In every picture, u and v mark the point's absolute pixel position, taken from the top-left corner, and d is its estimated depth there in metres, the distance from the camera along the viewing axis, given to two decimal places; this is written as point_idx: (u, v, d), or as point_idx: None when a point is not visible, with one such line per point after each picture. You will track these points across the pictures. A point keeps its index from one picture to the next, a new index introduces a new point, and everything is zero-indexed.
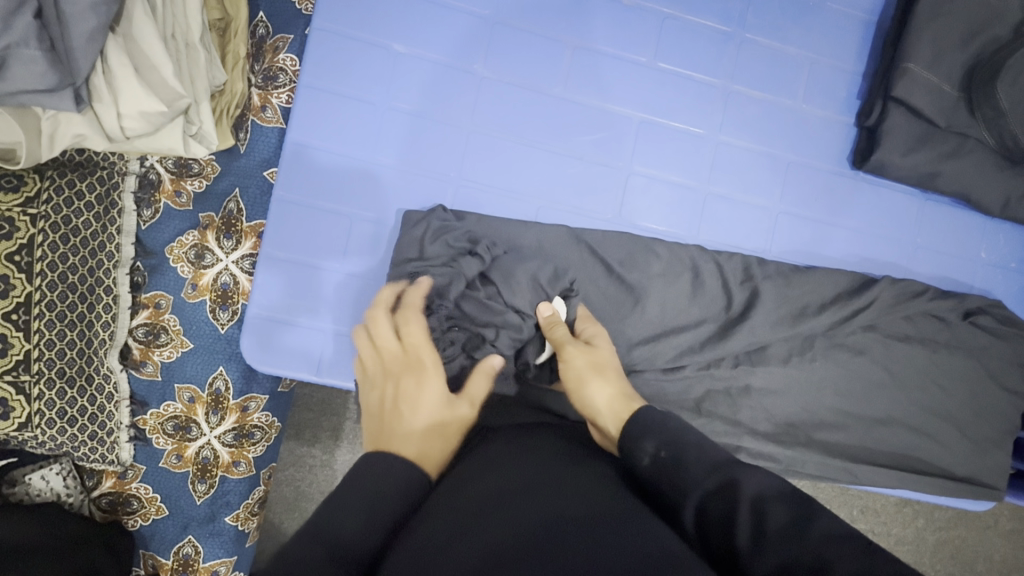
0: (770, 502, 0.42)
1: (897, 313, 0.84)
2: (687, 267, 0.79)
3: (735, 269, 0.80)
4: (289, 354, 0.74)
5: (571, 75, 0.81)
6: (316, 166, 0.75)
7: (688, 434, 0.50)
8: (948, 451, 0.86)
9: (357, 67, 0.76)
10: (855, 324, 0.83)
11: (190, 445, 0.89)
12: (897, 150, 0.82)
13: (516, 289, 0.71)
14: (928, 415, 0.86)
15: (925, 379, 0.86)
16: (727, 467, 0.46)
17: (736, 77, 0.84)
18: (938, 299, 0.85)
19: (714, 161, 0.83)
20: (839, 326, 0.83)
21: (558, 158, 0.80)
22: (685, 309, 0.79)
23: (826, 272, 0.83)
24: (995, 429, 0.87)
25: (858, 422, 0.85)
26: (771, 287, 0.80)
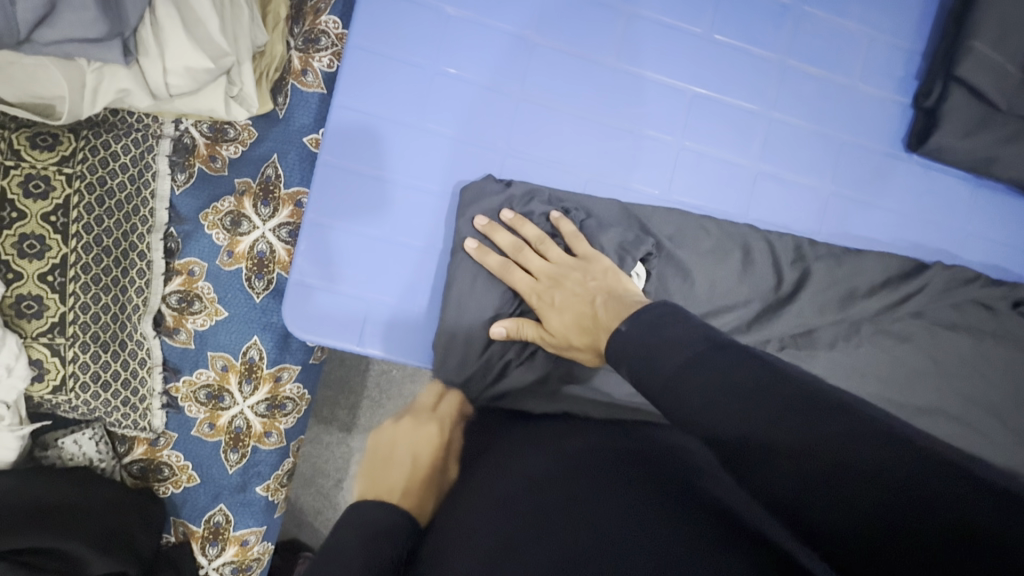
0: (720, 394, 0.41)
1: (944, 301, 0.83)
2: (736, 245, 0.77)
3: (787, 252, 0.78)
4: (332, 324, 0.72)
5: (623, 43, 0.77)
6: (365, 132, 0.72)
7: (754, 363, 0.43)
8: (992, 443, 0.85)
9: (405, 29, 0.72)
10: (902, 311, 0.82)
11: (222, 414, 0.88)
12: (954, 133, 0.79)
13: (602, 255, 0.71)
14: (972, 406, 0.85)
15: (969, 369, 0.85)
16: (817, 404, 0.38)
17: (792, 51, 0.80)
18: (988, 287, 0.83)
19: (767, 140, 0.80)
20: (885, 312, 0.82)
21: (606, 132, 0.78)
22: (735, 286, 0.76)
23: (877, 255, 0.81)
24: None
25: (902, 411, 0.83)
26: (823, 269, 0.78)
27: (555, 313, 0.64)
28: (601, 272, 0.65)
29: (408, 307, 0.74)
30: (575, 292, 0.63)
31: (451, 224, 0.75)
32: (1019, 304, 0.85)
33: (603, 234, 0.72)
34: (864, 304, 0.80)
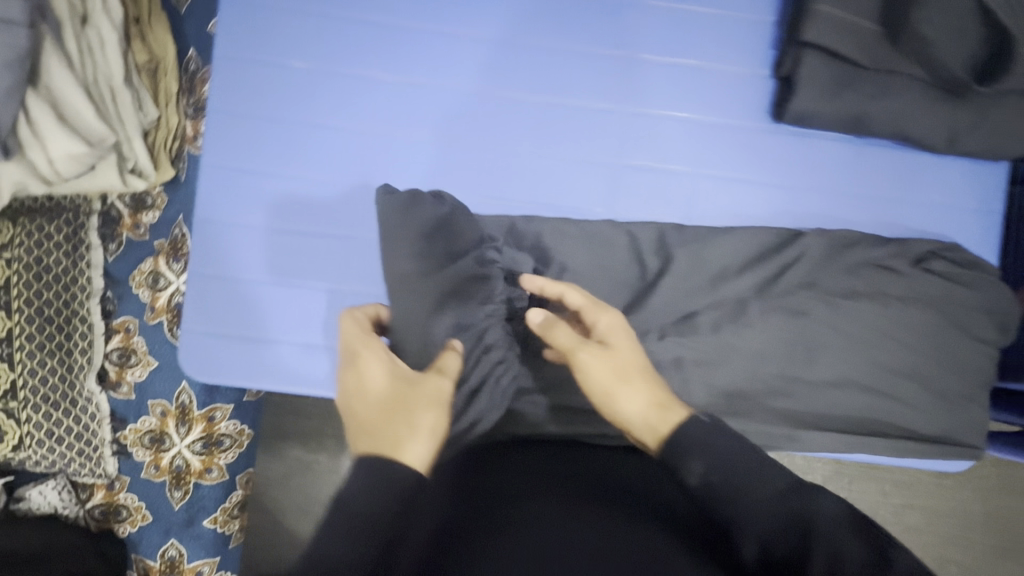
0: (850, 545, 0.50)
1: (833, 267, 0.80)
2: (596, 243, 0.80)
3: (647, 244, 0.80)
4: (225, 363, 0.79)
5: (469, 66, 0.81)
6: (237, 186, 0.79)
7: (738, 473, 0.56)
8: (910, 410, 0.80)
9: (257, 86, 0.78)
10: (787, 284, 0.79)
11: (164, 455, 0.96)
12: (817, 98, 0.76)
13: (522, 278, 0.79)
14: (886, 374, 0.80)
15: (878, 336, 0.80)
16: (806, 522, 0.52)
17: (636, 46, 0.81)
18: (878, 249, 0.80)
19: (624, 135, 0.82)
20: (770, 287, 0.80)
21: (462, 151, 0.81)
22: (596, 284, 0.79)
23: (750, 231, 0.80)
24: (964, 383, 0.80)
25: (808, 386, 0.80)
26: (686, 253, 0.79)
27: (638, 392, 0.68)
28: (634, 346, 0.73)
29: (292, 340, 0.80)
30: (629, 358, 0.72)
31: (324, 260, 0.80)
32: (919, 262, 0.80)
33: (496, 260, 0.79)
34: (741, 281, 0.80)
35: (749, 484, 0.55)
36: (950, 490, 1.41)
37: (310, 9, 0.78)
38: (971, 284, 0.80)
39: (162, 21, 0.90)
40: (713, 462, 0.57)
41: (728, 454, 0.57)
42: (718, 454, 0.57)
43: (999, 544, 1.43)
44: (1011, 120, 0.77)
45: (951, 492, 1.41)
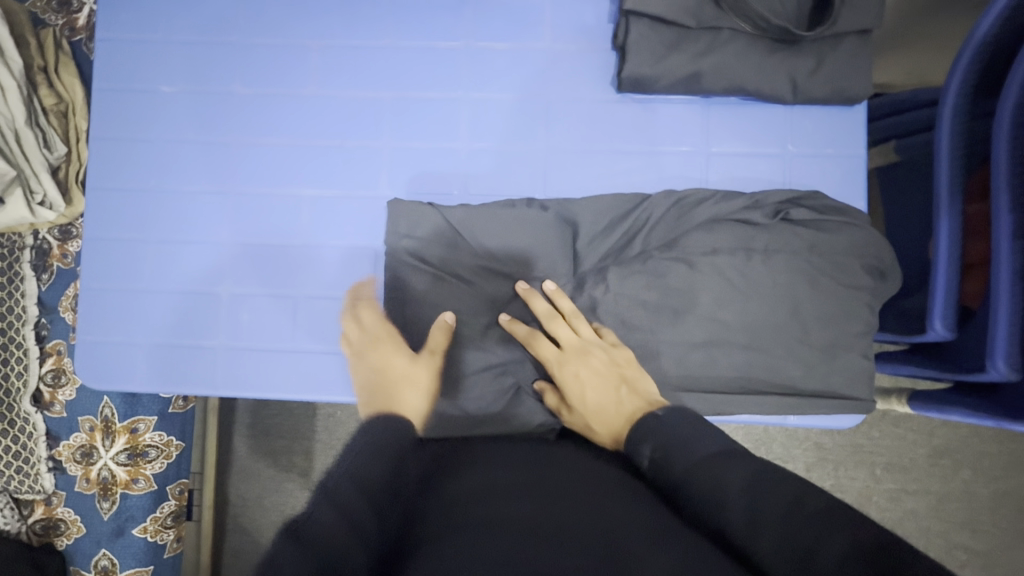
0: (766, 489, 0.49)
1: (688, 227, 0.79)
2: (441, 223, 0.79)
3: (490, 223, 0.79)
4: (112, 370, 0.84)
5: (321, 71, 0.86)
6: (116, 204, 0.86)
7: (676, 434, 0.57)
8: (796, 365, 0.77)
9: (130, 112, 0.86)
10: (642, 247, 0.79)
11: (93, 468, 1.02)
12: (646, 61, 0.78)
13: (459, 254, 0.79)
14: (759, 329, 0.76)
15: (744, 293, 0.77)
16: (715, 461, 0.53)
17: (476, 35, 0.85)
18: (736, 201, 0.79)
19: (472, 120, 0.85)
20: (623, 252, 0.79)
21: (321, 151, 0.85)
22: (446, 266, 0.79)
23: (604, 198, 0.81)
24: (847, 329, 0.77)
25: (672, 347, 0.76)
26: (534, 228, 0.79)
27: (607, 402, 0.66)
28: (591, 361, 0.71)
29: (168, 342, 0.84)
30: (598, 370, 0.70)
31: (196, 266, 0.85)
32: (773, 210, 0.79)
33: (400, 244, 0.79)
34: (593, 246, 0.80)
35: (674, 456, 0.55)
36: (943, 469, 1.30)
37: (174, 39, 0.86)
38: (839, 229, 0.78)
39: (69, 69, 1.01)
40: (657, 439, 0.57)
41: (674, 431, 0.57)
42: (661, 432, 0.58)
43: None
44: (846, 61, 0.77)
45: (944, 471, 1.30)
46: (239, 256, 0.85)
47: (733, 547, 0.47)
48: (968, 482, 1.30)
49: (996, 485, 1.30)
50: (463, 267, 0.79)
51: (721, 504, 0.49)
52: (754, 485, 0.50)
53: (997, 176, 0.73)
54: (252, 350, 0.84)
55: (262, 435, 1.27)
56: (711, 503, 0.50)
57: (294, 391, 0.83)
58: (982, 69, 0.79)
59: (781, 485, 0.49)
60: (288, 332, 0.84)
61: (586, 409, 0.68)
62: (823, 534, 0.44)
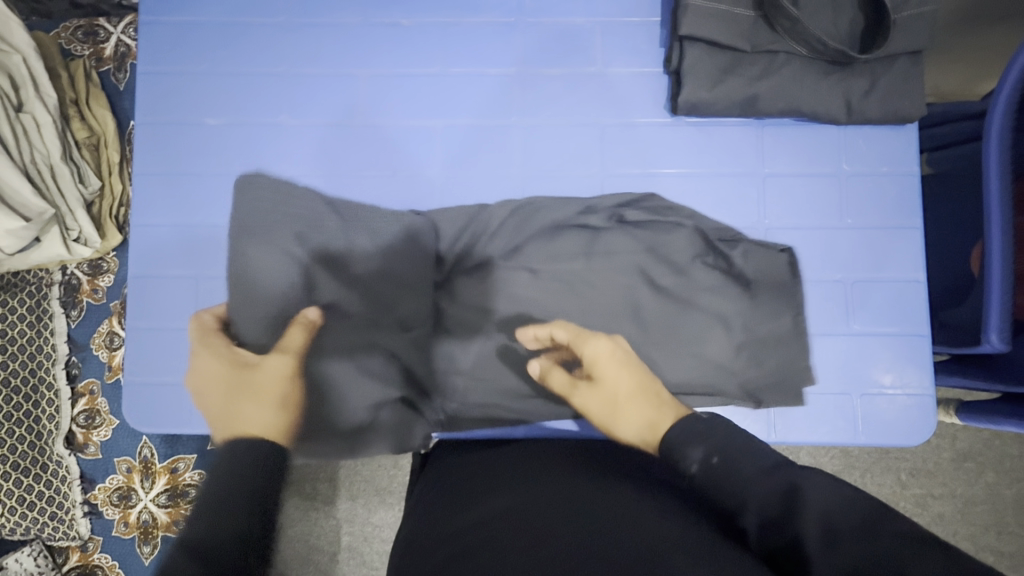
0: (833, 507, 0.48)
1: (711, 257, 0.81)
2: (484, 241, 0.82)
3: (503, 242, 0.82)
4: (162, 411, 0.82)
5: (368, 100, 0.84)
6: (160, 241, 0.83)
7: (737, 443, 0.58)
8: (728, 361, 0.79)
9: (174, 146, 0.84)
10: (673, 271, 0.81)
11: (132, 511, 0.98)
12: (702, 86, 0.78)
13: (507, 275, 0.82)
14: (781, 359, 0.79)
15: (770, 321, 0.80)
16: (784, 474, 0.53)
17: (527, 61, 0.84)
18: (663, 204, 0.82)
19: (525, 146, 0.84)
20: (655, 273, 0.81)
21: (370, 181, 0.84)
22: (421, 276, 0.82)
23: (604, 202, 0.83)
24: (773, 326, 0.79)
25: (697, 375, 0.78)
26: (560, 238, 0.82)
27: (630, 409, 0.73)
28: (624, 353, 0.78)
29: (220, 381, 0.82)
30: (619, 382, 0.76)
31: (240, 303, 0.82)
32: (714, 225, 0.82)
33: (453, 264, 0.82)
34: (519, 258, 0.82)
35: (730, 474, 0.55)
36: (969, 472, 1.32)
37: (219, 70, 0.84)
38: (874, 236, 0.80)
39: (101, 100, 0.98)
40: (713, 458, 0.57)
41: (739, 443, 0.58)
42: (720, 440, 0.59)
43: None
44: (900, 83, 0.78)
45: (970, 475, 1.31)
46: (277, 283, 0.82)
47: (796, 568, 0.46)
48: (993, 484, 1.31)
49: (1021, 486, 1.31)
50: (511, 283, 0.82)
51: (785, 521, 0.49)
52: (827, 503, 0.49)
53: None
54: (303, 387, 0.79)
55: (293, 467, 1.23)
56: (778, 522, 0.49)
57: (325, 420, 0.79)
58: None
59: (861, 506, 0.48)
60: (342, 362, 0.80)
61: (614, 397, 0.74)
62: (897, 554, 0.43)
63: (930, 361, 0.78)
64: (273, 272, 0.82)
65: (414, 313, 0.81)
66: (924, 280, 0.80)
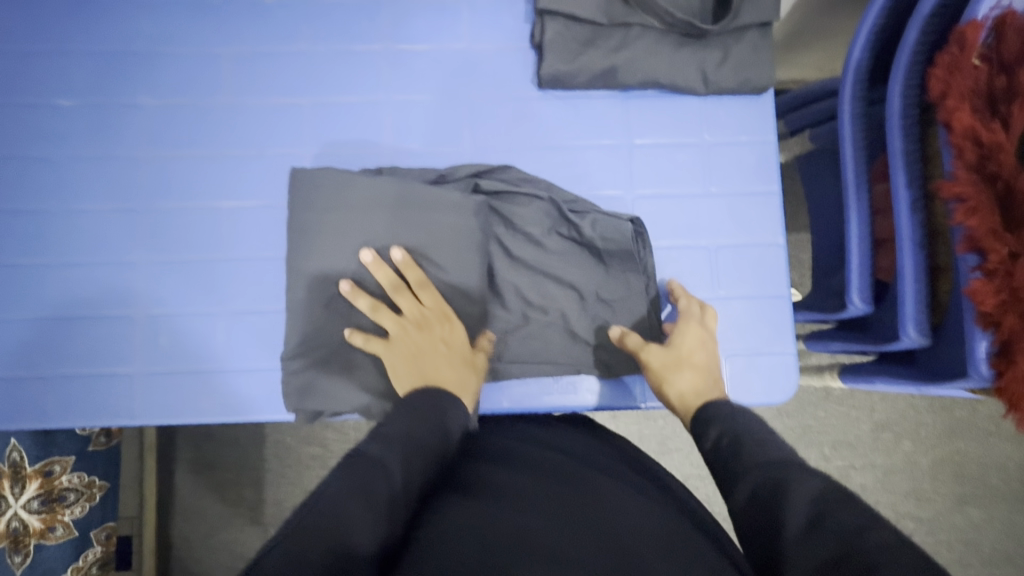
0: (833, 506, 0.46)
1: (566, 227, 0.79)
2: (326, 214, 0.75)
3: (349, 215, 0.75)
4: (15, 406, 0.77)
5: (233, 80, 0.83)
6: (12, 228, 0.80)
7: (752, 430, 0.58)
8: (581, 333, 0.79)
9: (26, 130, 0.80)
10: (529, 242, 0.79)
11: (0, 520, 0.91)
12: (562, 60, 0.79)
13: (351, 245, 0.75)
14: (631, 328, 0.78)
15: (624, 290, 0.79)
16: (785, 466, 0.51)
17: (395, 37, 0.84)
18: (519, 176, 0.81)
19: (395, 123, 0.84)
20: (509, 245, 0.79)
21: (237, 161, 0.82)
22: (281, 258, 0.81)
23: (456, 173, 0.81)
24: (622, 296, 0.79)
25: (555, 345, 0.79)
26: (416, 207, 0.76)
27: (684, 375, 0.70)
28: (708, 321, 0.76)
29: (78, 373, 0.78)
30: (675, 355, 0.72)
31: (99, 292, 0.79)
32: (567, 197, 0.81)
33: (294, 238, 0.75)
34: (356, 233, 0.75)
35: (733, 464, 0.55)
36: (886, 442, 1.36)
37: (74, 51, 0.81)
38: (739, 203, 0.83)
39: None
40: (727, 451, 0.57)
41: (754, 429, 0.58)
42: (736, 424, 0.59)
43: (966, 493, 1.35)
44: (751, 54, 0.81)
45: (888, 445, 1.36)
46: (136, 272, 0.80)
47: (773, 561, 0.47)
48: (909, 453, 1.36)
49: (935, 453, 1.36)
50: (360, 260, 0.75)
51: (772, 512, 0.48)
52: (822, 496, 0.47)
53: (893, 152, 0.78)
54: (173, 369, 0.78)
55: (204, 472, 1.18)
56: (766, 510, 0.49)
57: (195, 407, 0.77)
58: (874, 52, 0.84)
59: (850, 506, 0.46)
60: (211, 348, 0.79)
61: (682, 357, 0.72)
62: (876, 562, 0.41)
63: (793, 322, 0.81)
64: (136, 259, 0.80)
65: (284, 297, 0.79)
66: (784, 244, 0.82)
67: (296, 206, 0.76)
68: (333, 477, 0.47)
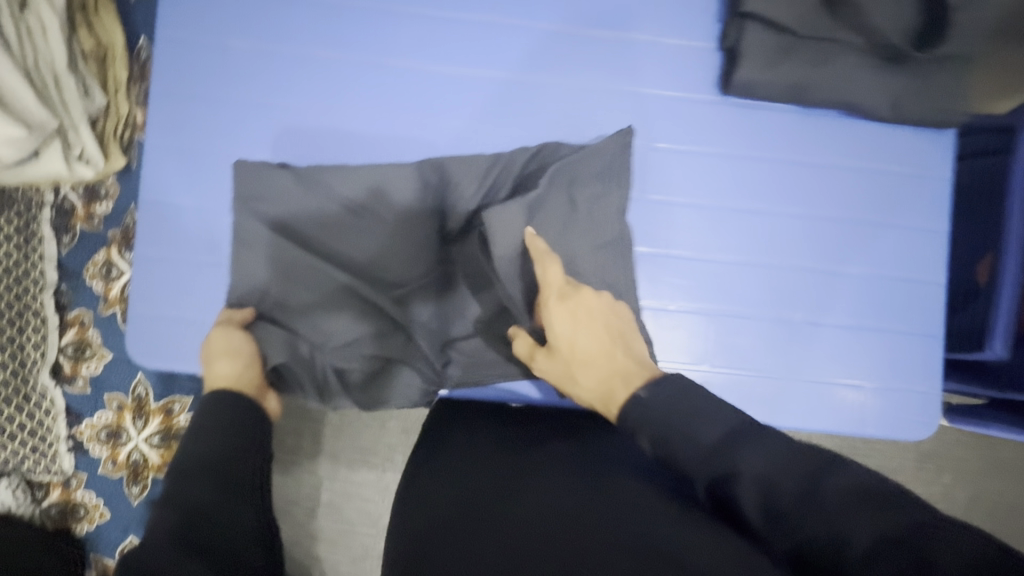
0: (780, 475, 0.49)
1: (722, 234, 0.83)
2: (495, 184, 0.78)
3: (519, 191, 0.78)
4: (170, 349, 0.77)
5: (409, 43, 0.81)
6: (175, 168, 0.78)
7: (672, 422, 0.55)
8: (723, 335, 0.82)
9: (195, 68, 0.78)
10: (685, 245, 0.83)
11: (121, 450, 0.94)
12: (758, 67, 0.77)
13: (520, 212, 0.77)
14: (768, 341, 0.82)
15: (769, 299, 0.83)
16: (723, 452, 0.52)
17: (582, 20, 0.82)
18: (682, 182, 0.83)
19: (570, 109, 0.82)
20: (668, 241, 0.82)
21: (408, 130, 0.80)
22: (406, 235, 0.77)
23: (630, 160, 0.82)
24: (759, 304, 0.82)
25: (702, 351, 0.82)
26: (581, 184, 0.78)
27: (592, 374, 0.69)
28: (592, 300, 0.74)
29: None
30: (570, 358, 0.71)
31: (250, 256, 0.77)
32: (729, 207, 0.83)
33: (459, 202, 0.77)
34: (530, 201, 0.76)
35: (681, 446, 0.54)
36: (936, 476, 1.39)
37: None
38: (902, 237, 0.82)
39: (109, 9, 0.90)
40: (648, 423, 0.57)
41: (660, 413, 0.57)
42: (656, 417, 0.57)
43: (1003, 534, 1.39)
44: (947, 86, 0.78)
45: (938, 479, 1.39)
46: (291, 235, 0.77)
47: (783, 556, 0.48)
48: (957, 490, 1.39)
49: (980, 492, 1.39)
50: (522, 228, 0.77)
51: (771, 517, 0.48)
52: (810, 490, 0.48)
53: None
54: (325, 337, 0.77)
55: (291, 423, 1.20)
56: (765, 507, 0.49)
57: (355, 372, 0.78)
58: None
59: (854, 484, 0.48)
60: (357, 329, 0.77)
61: (575, 360, 0.71)
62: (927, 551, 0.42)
63: (939, 362, 0.81)
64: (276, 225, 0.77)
65: (433, 276, 0.78)
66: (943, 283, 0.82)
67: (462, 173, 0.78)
68: (174, 506, 0.54)
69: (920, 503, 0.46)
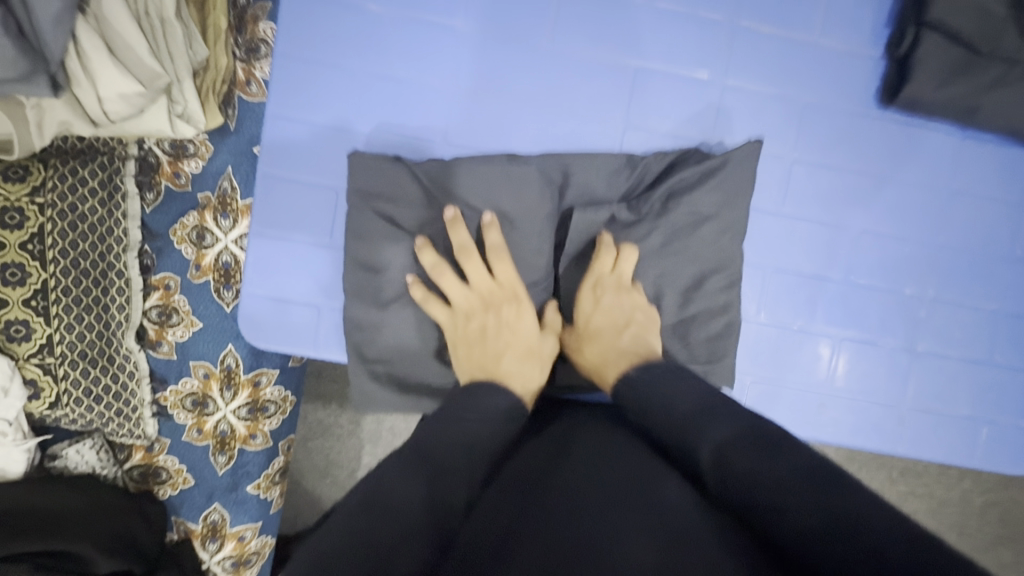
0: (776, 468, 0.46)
1: (868, 254, 0.79)
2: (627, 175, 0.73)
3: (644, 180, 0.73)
4: (288, 333, 0.74)
5: (557, 22, 0.74)
6: (300, 142, 0.73)
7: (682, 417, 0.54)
8: (859, 359, 0.80)
9: (329, 31, 0.72)
10: (828, 263, 0.79)
11: (208, 419, 0.92)
12: (930, 83, 0.73)
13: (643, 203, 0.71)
14: (896, 367, 0.80)
15: (901, 324, 0.80)
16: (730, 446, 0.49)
17: (742, 11, 0.76)
18: (831, 196, 0.78)
19: (720, 107, 0.76)
20: (810, 258, 0.79)
21: (549, 117, 0.75)
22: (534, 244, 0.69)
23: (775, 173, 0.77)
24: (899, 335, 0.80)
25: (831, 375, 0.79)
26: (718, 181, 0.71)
27: (603, 348, 0.66)
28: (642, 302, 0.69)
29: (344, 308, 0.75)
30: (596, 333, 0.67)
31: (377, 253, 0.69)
32: (877, 228, 0.79)
33: (584, 195, 0.71)
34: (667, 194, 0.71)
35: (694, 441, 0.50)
36: None
37: None
38: None
39: None
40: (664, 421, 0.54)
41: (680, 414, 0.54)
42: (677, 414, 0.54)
43: None
44: None
45: None
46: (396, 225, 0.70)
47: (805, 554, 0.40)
48: None
49: None
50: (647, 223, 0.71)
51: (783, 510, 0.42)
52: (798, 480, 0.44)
53: None
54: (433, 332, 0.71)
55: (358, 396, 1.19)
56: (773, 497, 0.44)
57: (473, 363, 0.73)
58: None
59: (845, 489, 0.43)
60: None
61: (589, 332, 0.68)
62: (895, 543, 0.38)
63: None
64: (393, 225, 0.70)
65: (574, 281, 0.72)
66: None
67: (591, 163, 0.71)
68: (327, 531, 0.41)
69: (870, 494, 0.43)
